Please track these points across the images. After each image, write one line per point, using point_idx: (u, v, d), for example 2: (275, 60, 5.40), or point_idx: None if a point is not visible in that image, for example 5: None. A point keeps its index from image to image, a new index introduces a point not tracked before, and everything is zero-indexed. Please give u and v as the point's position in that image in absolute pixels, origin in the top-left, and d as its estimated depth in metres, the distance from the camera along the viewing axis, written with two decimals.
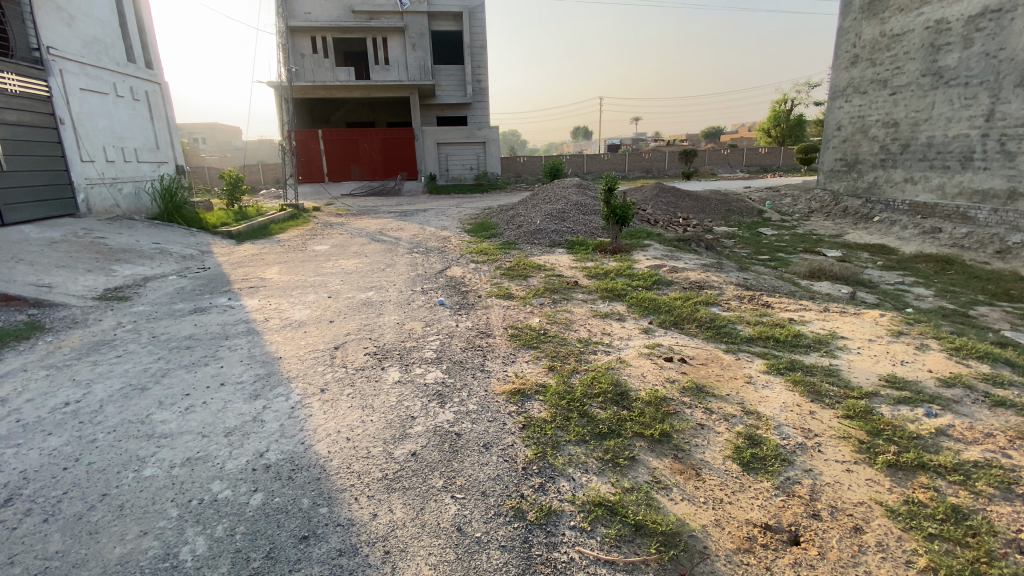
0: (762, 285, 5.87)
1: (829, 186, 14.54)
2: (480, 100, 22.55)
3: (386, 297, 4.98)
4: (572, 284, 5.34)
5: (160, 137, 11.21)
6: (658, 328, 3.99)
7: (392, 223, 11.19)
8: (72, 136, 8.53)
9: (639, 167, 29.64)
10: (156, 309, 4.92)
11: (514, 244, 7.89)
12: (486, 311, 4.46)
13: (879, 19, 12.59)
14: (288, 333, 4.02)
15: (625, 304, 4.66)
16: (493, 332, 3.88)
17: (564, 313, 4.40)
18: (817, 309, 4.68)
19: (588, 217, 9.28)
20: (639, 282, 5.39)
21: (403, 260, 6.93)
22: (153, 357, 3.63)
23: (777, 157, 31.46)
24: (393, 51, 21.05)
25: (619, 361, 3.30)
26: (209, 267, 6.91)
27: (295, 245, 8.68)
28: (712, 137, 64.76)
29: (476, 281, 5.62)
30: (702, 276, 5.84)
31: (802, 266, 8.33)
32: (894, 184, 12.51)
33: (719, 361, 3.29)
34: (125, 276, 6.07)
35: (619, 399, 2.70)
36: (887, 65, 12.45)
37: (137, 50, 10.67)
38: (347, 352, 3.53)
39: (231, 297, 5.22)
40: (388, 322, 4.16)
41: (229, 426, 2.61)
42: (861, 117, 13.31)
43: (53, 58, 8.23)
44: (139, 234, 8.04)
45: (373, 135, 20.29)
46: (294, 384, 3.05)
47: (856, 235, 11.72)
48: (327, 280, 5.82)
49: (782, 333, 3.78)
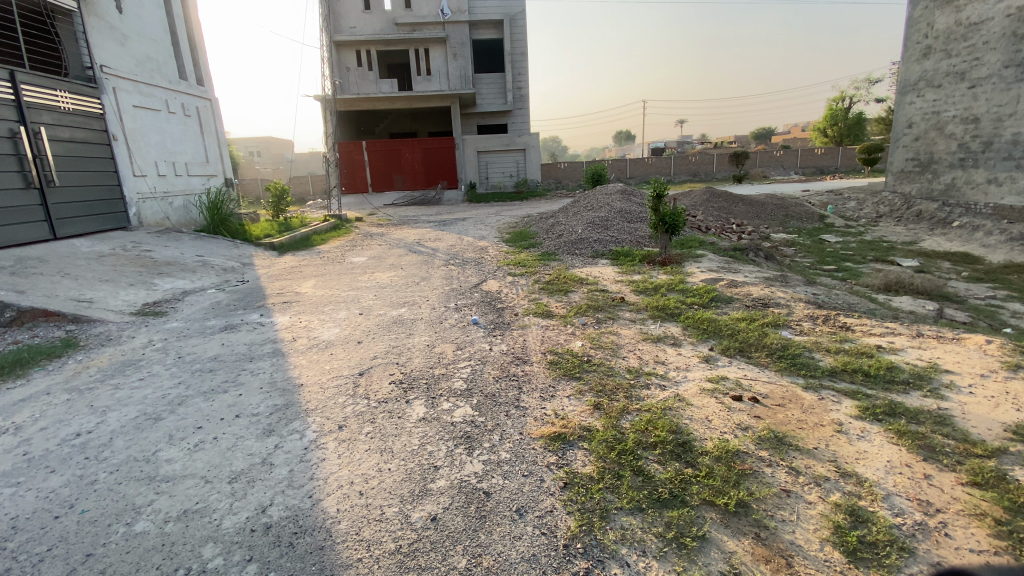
0: (835, 303, 5.21)
1: (900, 189, 13.35)
2: (521, 107, 22.34)
3: (419, 314, 4.70)
4: (618, 301, 4.89)
5: (210, 151, 11.54)
6: (721, 356, 3.50)
7: (430, 233, 11.04)
8: (124, 151, 8.83)
9: (685, 170, 28.63)
10: (189, 325, 4.81)
11: (554, 254, 7.50)
12: (523, 332, 4.09)
13: (954, 8, 11.47)
14: (314, 355, 3.77)
15: (680, 325, 4.17)
16: (530, 359, 3.49)
17: (610, 335, 3.97)
18: (907, 333, 4.04)
19: (634, 224, 8.77)
20: (694, 299, 4.87)
21: (439, 272, 6.67)
22: (175, 381, 3.45)
23: (835, 158, 29.61)
24: (435, 62, 21.22)
25: (678, 399, 2.86)
26: (248, 280, 6.89)
27: (334, 256, 8.62)
28: (762, 138, 62.34)
29: (513, 297, 5.27)
30: (766, 291, 5.24)
31: (874, 278, 7.52)
32: (975, 185, 11.29)
33: (800, 403, 2.78)
34: (165, 290, 6.09)
35: (682, 453, 2.27)
36: (964, 56, 11.31)
37: (189, 67, 11.05)
38: (372, 379, 3.23)
39: (264, 313, 5.06)
40: (418, 344, 3.86)
41: (236, 470, 2.33)
42: (935, 113, 12.15)
43: (106, 76, 8.55)
44: (185, 246, 8.17)
45: (414, 145, 20.41)
46: (312, 417, 2.78)
47: (932, 242, 10.63)
48: (360, 295, 5.62)
49: (872, 366, 3.25)
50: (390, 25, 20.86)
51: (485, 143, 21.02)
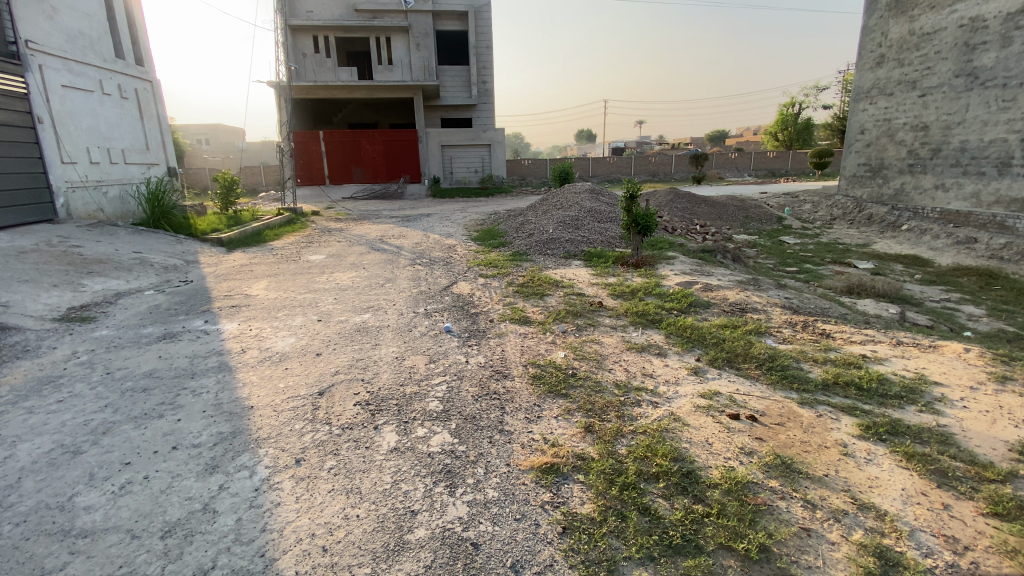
0: (809, 307, 5.18)
1: (851, 193, 13.84)
2: (485, 101, 21.96)
3: (385, 321, 4.33)
4: (596, 306, 4.67)
5: (150, 137, 10.62)
6: (710, 367, 3.33)
7: (393, 229, 10.54)
8: (52, 135, 7.94)
9: (646, 170, 28.99)
10: (121, 334, 4.26)
11: (525, 255, 7.24)
12: (500, 341, 3.80)
13: (907, 18, 11.91)
14: (266, 371, 3.35)
15: (663, 333, 3.99)
16: (510, 372, 3.20)
17: (592, 344, 3.73)
18: (886, 341, 4.01)
19: (604, 224, 8.62)
20: (672, 304, 4.72)
21: (405, 273, 6.29)
22: (101, 404, 2.97)
23: (787, 162, 30.72)
24: (397, 51, 20.52)
25: (673, 419, 2.64)
26: (192, 280, 6.29)
27: (289, 253, 8.06)
28: (715, 140, 64.45)
29: (486, 301, 4.98)
30: (742, 296, 5.15)
31: (837, 281, 7.65)
32: (923, 191, 11.80)
33: (800, 423, 2.63)
34: (96, 292, 5.43)
35: (688, 485, 2.05)
36: (916, 65, 11.77)
37: (128, 45, 10.11)
38: (334, 400, 2.87)
39: (209, 319, 4.56)
40: (386, 356, 3.51)
41: (171, 520, 1.95)
42: (887, 120, 12.63)
43: (31, 52, 7.65)
44: (120, 241, 7.43)
45: (375, 136, 19.69)
46: (264, 449, 2.41)
47: (884, 244, 11.05)
48: (318, 298, 5.17)
49: (862, 378, 3.16)
50: (350, 11, 19.99)
51: (449, 137, 20.53)
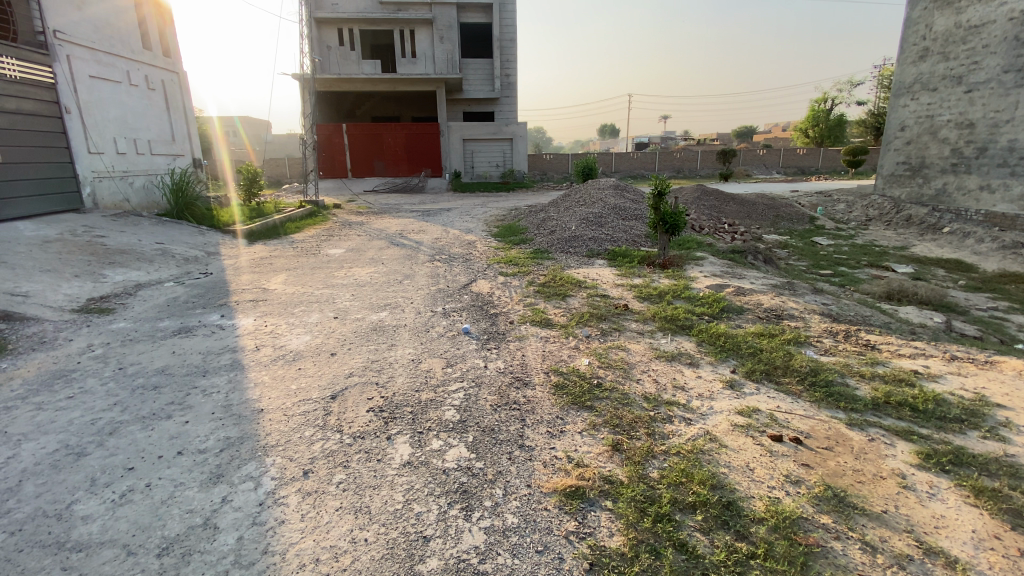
0: (848, 315, 4.87)
1: (889, 193, 13.24)
2: (508, 95, 21.71)
3: (402, 320, 4.19)
4: (622, 309, 4.46)
5: (176, 128, 10.70)
6: (746, 380, 3.10)
7: (413, 224, 10.43)
8: (79, 125, 8.02)
9: (671, 166, 28.38)
10: (137, 327, 4.21)
11: (547, 252, 7.05)
12: (520, 344, 3.63)
13: (954, 10, 11.26)
14: (279, 370, 3.24)
15: (694, 340, 3.76)
16: (532, 380, 3.03)
17: (618, 351, 3.53)
18: (938, 355, 3.71)
19: (628, 222, 8.36)
20: (703, 309, 4.47)
21: (423, 270, 6.16)
22: (110, 402, 2.88)
23: (817, 159, 29.75)
24: (421, 44, 20.42)
25: (709, 439, 2.44)
26: (213, 272, 6.27)
27: (308, 247, 8.00)
28: (742, 136, 63.06)
29: (506, 300, 4.81)
30: (777, 301, 4.88)
31: (875, 286, 7.27)
32: (966, 192, 11.20)
33: (851, 449, 2.40)
34: (116, 283, 5.42)
35: (729, 519, 1.86)
36: (962, 60, 11.15)
37: (155, 36, 10.17)
38: (346, 405, 2.73)
39: (225, 313, 4.49)
40: (402, 358, 3.37)
41: (169, 536, 1.83)
42: (929, 117, 12.01)
43: (59, 42, 7.71)
44: (144, 232, 7.46)
45: (397, 129, 19.64)
46: (271, 458, 2.28)
47: (923, 247, 10.53)
48: (335, 294, 5.07)
49: (915, 397, 2.90)
50: (374, 3, 19.91)
51: (472, 130, 20.35)
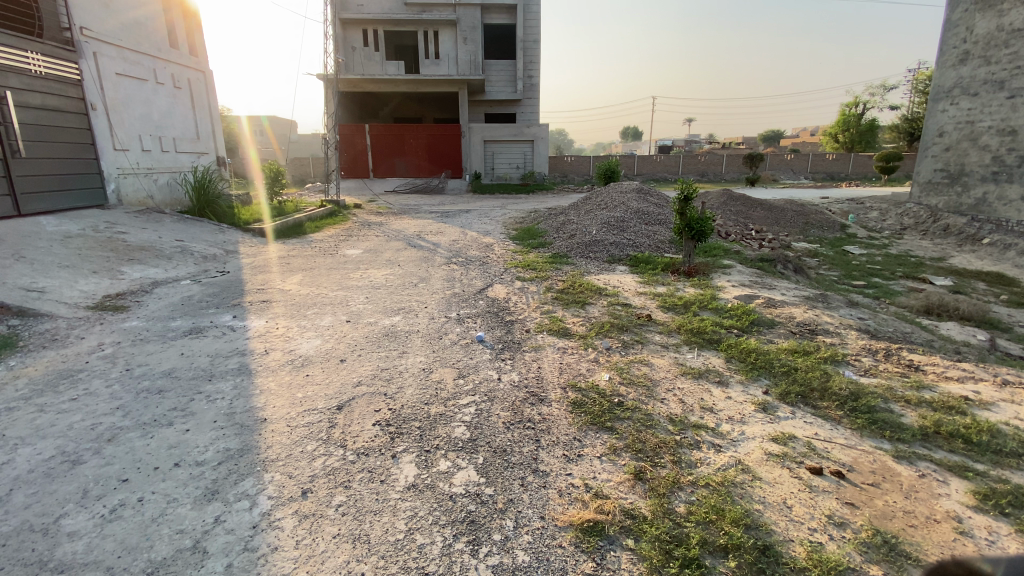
0: (887, 332, 4.56)
1: (926, 201, 12.68)
2: (530, 96, 21.55)
3: (415, 325, 4.06)
4: (644, 319, 4.25)
5: (201, 127, 10.82)
6: (780, 403, 2.88)
7: (432, 225, 10.34)
8: (104, 122, 8.14)
9: (695, 170, 27.84)
10: (150, 326, 4.17)
11: (566, 257, 6.86)
12: (536, 355, 3.45)
13: (996, 12, 10.73)
14: (286, 377, 3.12)
15: (722, 356, 3.54)
16: (549, 396, 2.85)
17: (641, 365, 3.33)
18: (990, 379, 3.40)
19: (652, 227, 8.13)
20: (731, 322, 4.23)
21: (439, 273, 6.03)
22: (112, 406, 2.80)
23: (847, 165, 28.85)
24: (444, 45, 20.44)
25: (741, 469, 2.24)
26: (229, 271, 6.24)
27: (326, 246, 7.96)
28: (769, 141, 61.76)
29: (523, 307, 4.64)
30: (810, 314, 4.61)
31: (913, 299, 6.89)
32: (1008, 202, 10.62)
33: (901, 486, 2.17)
34: (133, 280, 5.42)
35: (766, 568, 1.66)
36: (1005, 64, 10.61)
37: (183, 36, 10.32)
38: (352, 417, 2.59)
39: (237, 314, 4.42)
40: (413, 367, 3.22)
41: (155, 560, 1.71)
42: (969, 122, 11.45)
43: (86, 40, 7.83)
44: (164, 229, 7.51)
45: (419, 130, 19.65)
46: (269, 474, 2.16)
47: (962, 258, 10.02)
48: (349, 296, 4.97)
49: (970, 428, 2.64)
50: (398, 5, 19.98)
51: (493, 132, 20.23)
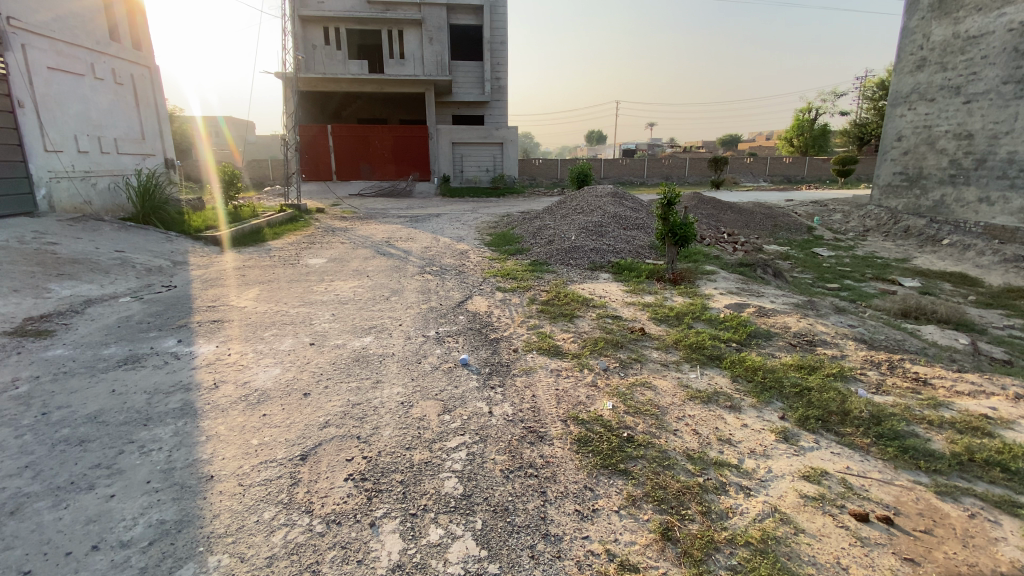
0: (882, 340, 4.42)
1: (886, 204, 13.00)
2: (498, 99, 21.24)
3: (388, 348, 3.63)
4: (638, 334, 3.94)
5: (146, 126, 10.00)
6: (801, 430, 2.63)
7: (400, 231, 9.85)
8: (33, 121, 7.32)
9: (660, 173, 28.10)
10: (77, 355, 3.60)
11: (545, 265, 6.55)
12: (529, 380, 3.10)
13: (952, 19, 11.06)
14: (239, 418, 2.65)
15: (728, 375, 3.27)
16: (549, 432, 2.50)
17: (644, 389, 3.02)
18: (1001, 393, 3.25)
19: (630, 232, 7.91)
20: (728, 334, 3.97)
21: (413, 284, 5.61)
22: (19, 464, 2.29)
23: (802, 168, 29.72)
24: (409, 45, 19.91)
25: (780, 518, 1.95)
26: (177, 285, 5.64)
27: (286, 256, 7.39)
28: (728, 144, 63.59)
29: (506, 322, 4.29)
30: (804, 324, 4.42)
31: (889, 302, 6.89)
32: (965, 204, 10.97)
33: (955, 532, 1.92)
34: (62, 299, 4.76)
35: None
36: (961, 70, 10.97)
37: (125, 29, 9.50)
38: (318, 471, 2.18)
39: (183, 338, 3.88)
40: (390, 400, 2.81)
41: None
42: (927, 127, 11.80)
43: (13, 31, 7.04)
44: (103, 239, 6.78)
45: (384, 131, 19.02)
46: (214, 557, 1.72)
47: (925, 259, 10.26)
48: (313, 313, 4.49)
49: (1006, 454, 2.43)
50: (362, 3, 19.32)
51: (461, 134, 19.80)
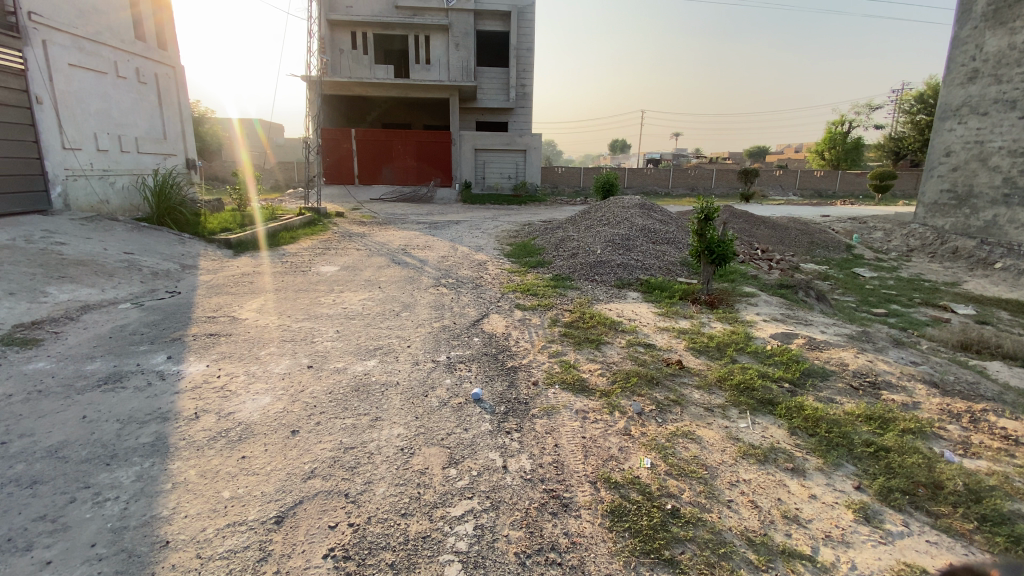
0: (953, 383, 3.83)
1: (931, 223, 12.19)
2: (522, 105, 20.93)
3: (393, 375, 3.24)
4: (675, 368, 3.49)
5: (168, 126, 9.91)
6: (884, 508, 2.15)
7: (418, 238, 9.52)
8: (51, 118, 7.22)
9: (686, 184, 27.37)
10: (59, 369, 3.31)
11: (569, 280, 6.12)
12: (552, 425, 2.67)
13: (1007, 30, 10.34)
14: (215, 462, 2.29)
15: (785, 426, 2.79)
16: (575, 499, 2.06)
17: (688, 442, 2.56)
18: None
19: (660, 247, 7.42)
20: (779, 372, 3.48)
21: (427, 298, 5.24)
22: None
23: (835, 182, 28.61)
24: (436, 50, 19.78)
25: None
26: (181, 291, 5.38)
27: (298, 262, 7.12)
28: (757, 157, 62.07)
29: (524, 346, 3.88)
30: (863, 360, 3.87)
31: (945, 333, 6.23)
32: (1020, 225, 10.16)
33: None
34: (58, 303, 4.52)
35: None
36: (1017, 83, 10.22)
37: (151, 28, 9.44)
38: (294, 541, 1.79)
39: (173, 354, 3.56)
40: (390, 446, 2.41)
41: None
42: (978, 142, 11.01)
43: (35, 27, 6.97)
44: (113, 239, 6.59)
45: (407, 136, 18.87)
46: None
47: (976, 284, 9.50)
48: (316, 329, 4.15)
49: None
50: (390, 8, 19.27)
51: (484, 140, 19.54)
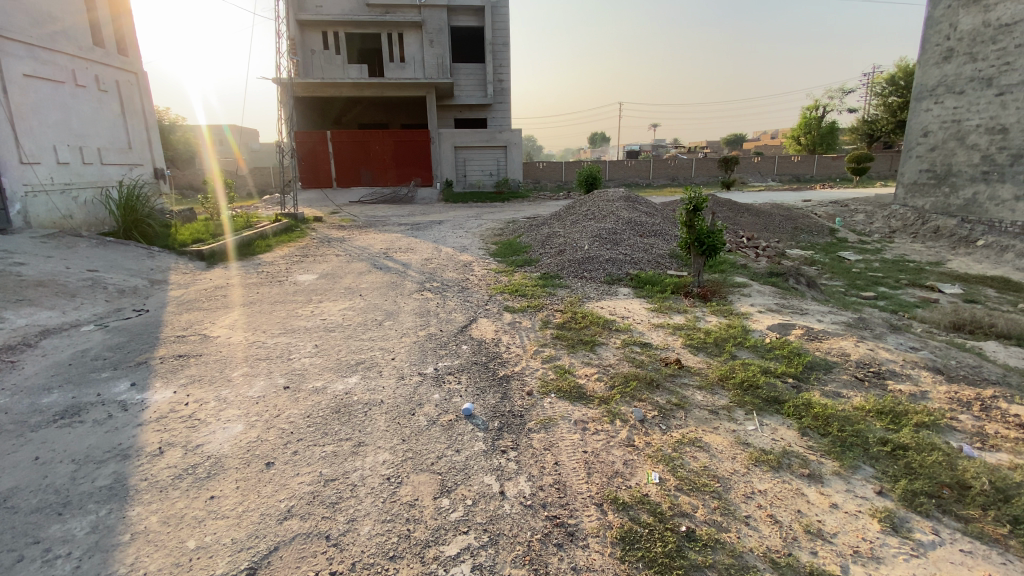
0: (956, 368, 3.73)
1: (911, 203, 12.25)
2: (500, 101, 20.68)
3: (377, 393, 3.01)
4: (675, 368, 3.33)
5: (133, 135, 9.49)
6: (911, 514, 2.00)
7: (400, 240, 9.26)
8: (7, 132, 6.82)
9: (666, 174, 27.39)
10: (10, 403, 3.03)
11: (558, 278, 5.95)
12: (551, 440, 2.48)
13: (980, 8, 10.39)
14: (181, 505, 2.06)
15: (795, 426, 2.63)
16: (581, 528, 1.87)
17: (695, 450, 2.40)
18: None
19: (648, 239, 7.28)
20: (781, 367, 3.34)
21: (410, 304, 5.01)
22: None
23: (812, 166, 28.85)
24: (410, 48, 19.42)
25: None
26: (150, 309, 5.08)
27: (275, 272, 6.83)
28: (734, 144, 62.57)
29: (515, 353, 3.68)
30: (864, 350, 3.74)
31: (937, 314, 6.18)
32: (1000, 202, 10.24)
33: None
34: (13, 329, 4.20)
35: None
36: (992, 61, 10.27)
37: (110, 33, 9.01)
38: None
39: (137, 380, 3.30)
40: (376, 475, 2.19)
41: None
42: (956, 121, 11.08)
43: None
44: (76, 256, 6.24)
45: (385, 137, 18.50)
46: None
47: (960, 262, 9.55)
48: (294, 344, 3.90)
49: None
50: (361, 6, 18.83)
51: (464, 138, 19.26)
